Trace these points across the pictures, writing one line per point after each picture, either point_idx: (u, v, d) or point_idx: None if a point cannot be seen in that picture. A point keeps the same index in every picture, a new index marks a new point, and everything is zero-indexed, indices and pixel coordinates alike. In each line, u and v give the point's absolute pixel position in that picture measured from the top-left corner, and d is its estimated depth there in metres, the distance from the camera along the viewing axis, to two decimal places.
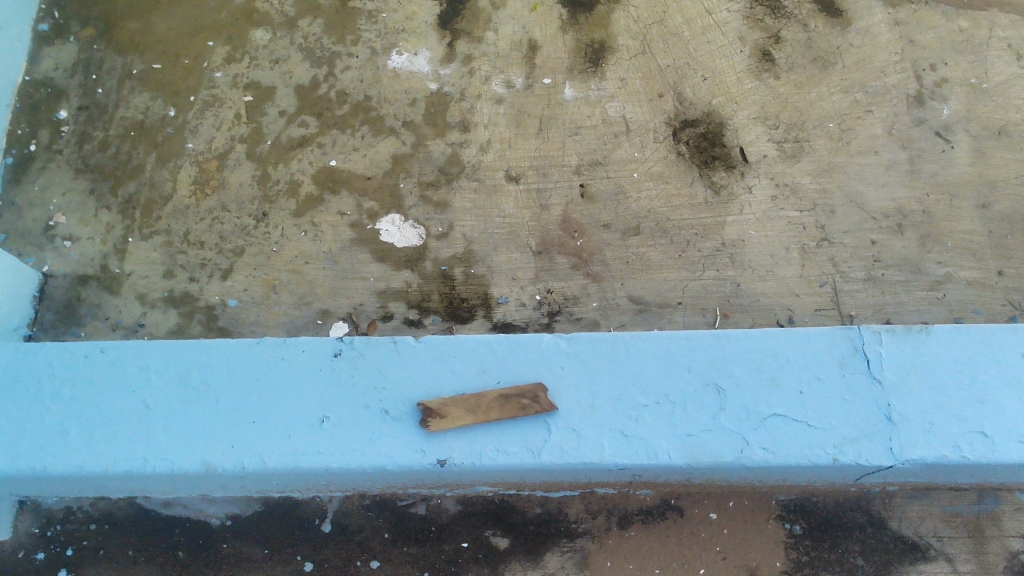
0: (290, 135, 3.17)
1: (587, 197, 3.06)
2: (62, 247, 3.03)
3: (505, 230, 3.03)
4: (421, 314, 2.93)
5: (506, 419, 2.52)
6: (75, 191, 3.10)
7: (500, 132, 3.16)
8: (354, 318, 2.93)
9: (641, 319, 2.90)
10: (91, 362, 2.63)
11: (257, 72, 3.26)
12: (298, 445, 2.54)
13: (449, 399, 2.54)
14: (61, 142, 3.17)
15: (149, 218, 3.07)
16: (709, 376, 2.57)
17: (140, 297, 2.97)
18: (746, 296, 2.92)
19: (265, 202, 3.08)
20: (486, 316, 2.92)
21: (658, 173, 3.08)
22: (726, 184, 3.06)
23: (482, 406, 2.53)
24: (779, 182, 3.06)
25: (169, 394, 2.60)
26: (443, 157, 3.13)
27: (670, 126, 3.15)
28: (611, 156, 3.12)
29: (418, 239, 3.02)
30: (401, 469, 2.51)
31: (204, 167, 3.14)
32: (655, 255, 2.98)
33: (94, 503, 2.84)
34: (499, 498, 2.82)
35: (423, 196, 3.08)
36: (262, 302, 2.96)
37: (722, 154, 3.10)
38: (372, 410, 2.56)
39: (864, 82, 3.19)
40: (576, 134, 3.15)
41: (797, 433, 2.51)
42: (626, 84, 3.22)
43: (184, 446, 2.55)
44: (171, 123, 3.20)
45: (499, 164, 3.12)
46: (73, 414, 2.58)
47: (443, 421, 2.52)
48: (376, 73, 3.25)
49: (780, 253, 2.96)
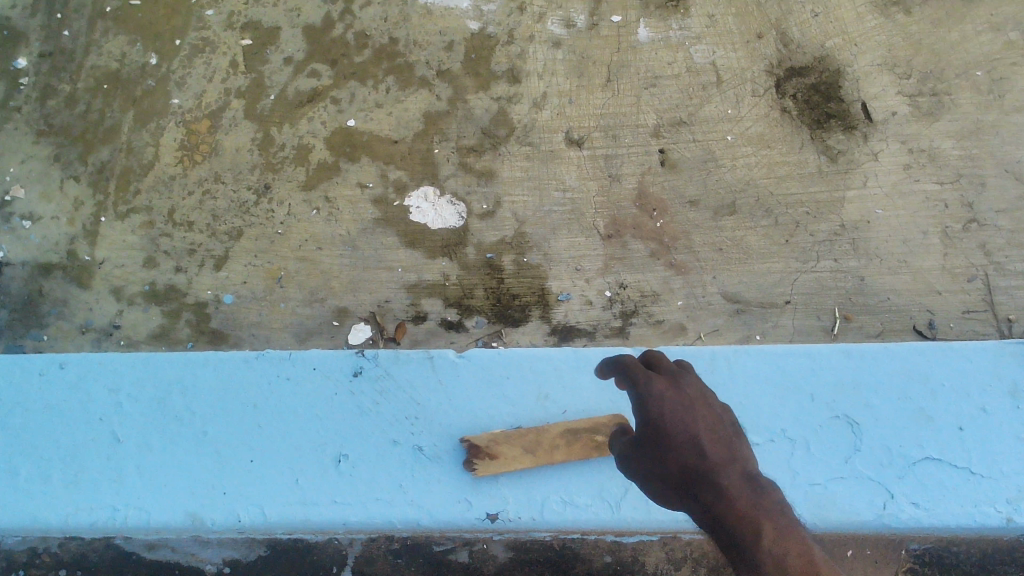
0: (298, 89, 2.55)
1: (668, 165, 2.44)
2: (21, 228, 2.47)
3: (566, 208, 2.42)
4: (462, 314, 2.36)
5: (576, 460, 1.93)
6: (36, 158, 2.53)
7: (558, 84, 2.52)
8: (379, 319, 2.38)
9: (739, 323, 2.32)
10: (46, 383, 2.08)
11: (257, 9, 2.61)
12: (309, 492, 1.99)
13: (501, 435, 1.95)
14: (19, 98, 2.57)
15: (125, 192, 2.49)
16: (840, 405, 1.97)
17: (116, 292, 2.42)
18: (872, 294, 2.32)
19: (267, 172, 2.49)
20: (542, 318, 2.35)
21: (757, 135, 2.45)
22: (845, 150, 2.42)
23: (544, 444, 1.93)
24: (912, 147, 2.41)
25: (145, 424, 2.04)
26: (487, 115, 2.50)
27: (772, 75, 2.49)
28: (697, 114, 2.48)
29: (457, 219, 2.43)
30: (441, 525, 1.96)
31: (191, 128, 2.54)
32: (756, 241, 2.37)
33: (63, 543, 2.25)
34: (560, 543, 2.22)
35: (463, 164, 2.47)
36: (265, 299, 2.40)
37: (838, 112, 2.45)
38: (402, 447, 1.99)
39: (1020, 18, 2.50)
40: (654, 86, 2.50)
41: (956, 484, 1.93)
42: (716, 20, 2.54)
43: (165, 493, 2.00)
44: (152, 74, 2.58)
45: (557, 124, 2.49)
46: (26, 451, 2.04)
47: (494, 464, 1.93)
48: (403, 10, 2.59)
49: (916, 238, 2.34)
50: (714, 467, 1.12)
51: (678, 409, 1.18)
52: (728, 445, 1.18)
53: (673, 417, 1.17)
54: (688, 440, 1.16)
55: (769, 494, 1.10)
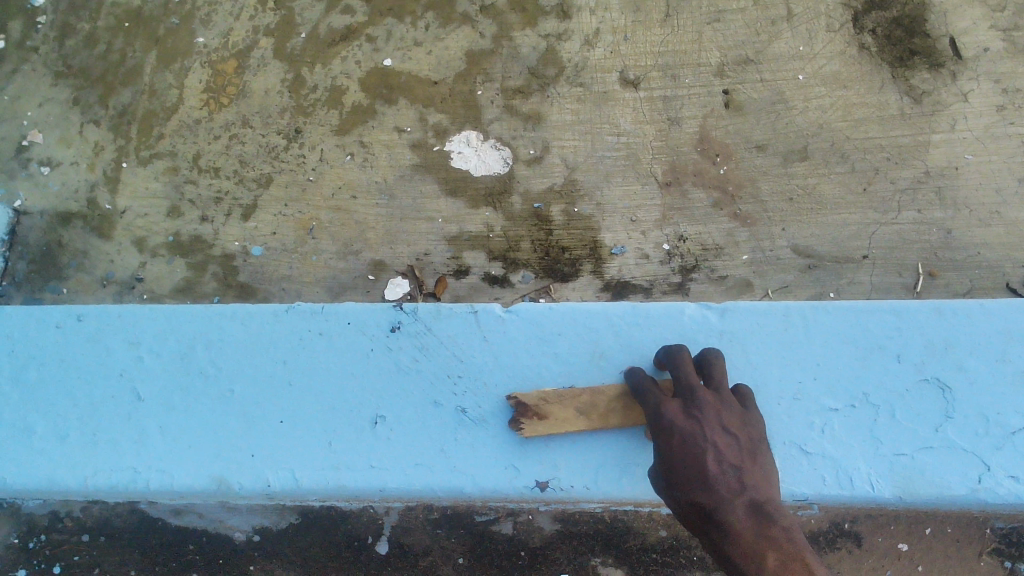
0: (331, 26, 2.36)
1: (733, 107, 2.22)
2: (39, 175, 2.33)
3: (620, 154, 2.22)
4: (507, 269, 2.18)
5: (633, 426, 1.76)
6: (55, 101, 2.38)
7: (613, 19, 2.31)
8: (417, 274, 2.20)
9: (811, 280, 2.11)
10: (63, 336, 1.94)
11: None
12: (343, 456, 1.83)
13: (552, 395, 1.79)
14: (37, 38, 2.42)
15: (148, 137, 2.34)
16: (929, 369, 1.78)
17: (138, 243, 2.27)
18: (960, 249, 2.10)
19: (298, 115, 2.32)
20: (594, 273, 2.16)
21: (832, 75, 2.23)
22: (930, 90, 2.19)
23: (599, 407, 1.76)
24: (1006, 86, 2.18)
25: (167, 381, 1.90)
26: (535, 53, 2.30)
27: (849, 9, 2.26)
28: (766, 51, 2.26)
29: (502, 165, 2.24)
30: (486, 493, 1.80)
31: (218, 69, 2.37)
32: (831, 190, 2.16)
33: (87, 508, 2.13)
34: (610, 516, 2.06)
35: (509, 107, 2.28)
36: (296, 251, 2.24)
37: (924, 48, 2.22)
38: (443, 408, 1.83)
39: None
40: (719, 21, 2.28)
41: None
42: None
43: (190, 455, 1.86)
44: (176, 11, 2.41)
45: (612, 63, 2.28)
46: (42, 408, 1.90)
47: (543, 425, 1.77)
48: None
49: (1009, 187, 2.12)
50: (720, 505, 1.36)
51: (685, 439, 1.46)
52: (734, 478, 1.40)
53: (685, 450, 1.44)
54: (696, 478, 1.40)
55: (770, 534, 1.33)
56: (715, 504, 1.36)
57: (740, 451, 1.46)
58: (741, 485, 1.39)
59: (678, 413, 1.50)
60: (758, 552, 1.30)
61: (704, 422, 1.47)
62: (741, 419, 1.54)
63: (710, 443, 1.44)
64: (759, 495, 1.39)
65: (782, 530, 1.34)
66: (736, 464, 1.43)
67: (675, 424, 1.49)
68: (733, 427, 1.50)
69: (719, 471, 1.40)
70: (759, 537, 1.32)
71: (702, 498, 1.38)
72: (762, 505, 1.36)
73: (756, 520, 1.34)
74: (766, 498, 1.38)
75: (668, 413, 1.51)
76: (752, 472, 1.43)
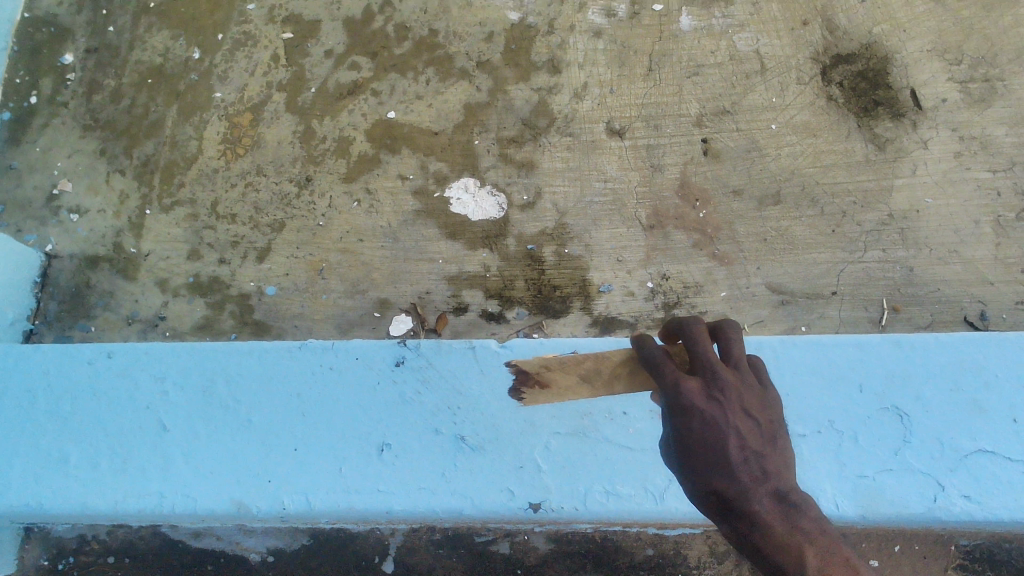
0: (339, 81, 2.55)
1: (711, 155, 2.40)
2: (68, 221, 2.51)
3: (607, 199, 2.40)
4: (502, 306, 2.35)
5: (643, 392, 1.54)
6: (83, 152, 2.56)
7: (599, 74, 2.50)
8: (419, 311, 2.38)
9: (784, 315, 2.29)
10: (94, 372, 2.11)
11: (298, 3, 2.62)
12: (353, 481, 1.99)
13: (555, 361, 1.63)
14: (66, 93, 2.61)
15: (169, 185, 2.52)
16: (889, 398, 1.94)
17: (161, 284, 2.45)
18: (922, 286, 2.27)
19: (308, 164, 2.50)
20: (583, 309, 2.33)
21: (802, 124, 2.41)
22: (893, 138, 2.37)
23: (604, 373, 1.55)
24: (963, 134, 2.36)
25: (191, 413, 2.07)
26: (528, 105, 2.49)
27: (818, 63, 2.45)
28: (741, 102, 2.44)
29: (498, 210, 2.42)
30: (484, 514, 1.95)
31: (234, 122, 2.56)
32: (801, 231, 2.33)
33: (113, 531, 2.29)
34: (601, 536, 2.21)
35: (504, 156, 2.46)
36: (307, 291, 2.42)
37: (887, 99, 2.40)
38: (444, 436, 2.00)
39: None
40: (697, 75, 2.47)
41: (1010, 476, 1.88)
42: (760, 8, 2.50)
43: (212, 480, 2.02)
44: (196, 68, 2.60)
45: (599, 114, 2.47)
46: (75, 439, 2.07)
47: (545, 394, 1.65)
48: (443, 2, 2.59)
49: (967, 228, 2.30)
50: (747, 498, 1.15)
51: (708, 421, 1.17)
52: (759, 464, 1.18)
53: (707, 436, 1.16)
54: (721, 468, 1.16)
55: (800, 527, 1.16)
56: (743, 498, 1.15)
57: (761, 432, 1.22)
58: (765, 472, 1.19)
59: (696, 389, 1.19)
60: (798, 552, 1.13)
61: (726, 403, 1.19)
62: (758, 391, 1.27)
63: (735, 428, 1.18)
64: (785, 481, 1.19)
65: (813, 522, 1.17)
66: (758, 448, 1.20)
67: (692, 404, 1.18)
68: (755, 404, 1.24)
69: (742, 458, 1.17)
70: (791, 531, 1.15)
71: (728, 491, 1.15)
72: (787, 493, 1.18)
73: (784, 512, 1.16)
74: (792, 484, 1.20)
75: (685, 390, 1.19)
76: (774, 454, 1.22)
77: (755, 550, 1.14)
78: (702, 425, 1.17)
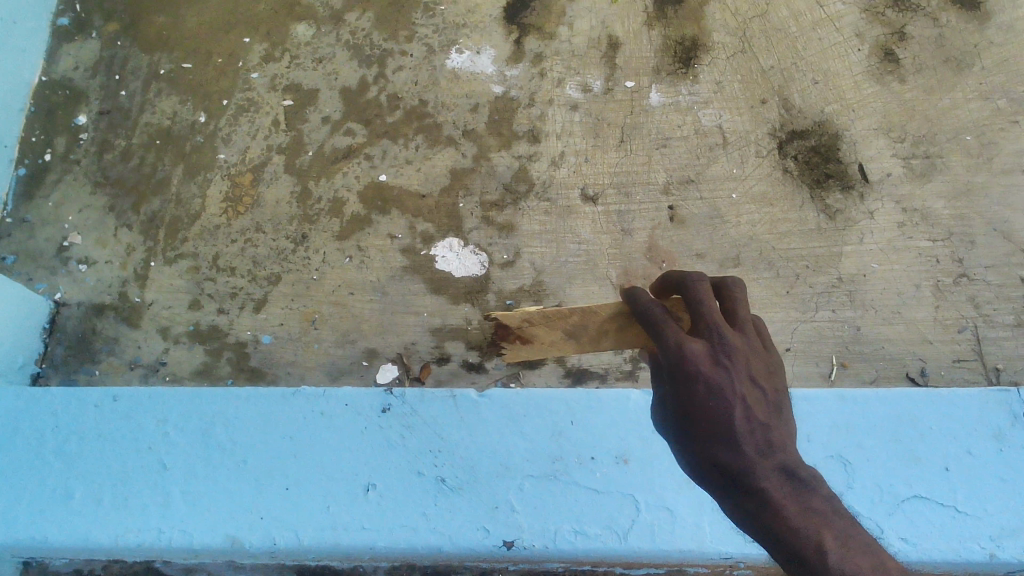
0: (335, 146, 2.75)
1: (677, 221, 2.61)
2: (77, 271, 2.68)
3: (581, 259, 2.60)
4: (482, 357, 2.53)
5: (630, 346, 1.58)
6: (93, 207, 2.74)
7: (575, 144, 2.71)
8: (405, 360, 2.55)
9: None
10: (100, 415, 2.27)
11: (298, 73, 2.84)
12: (339, 518, 2.13)
13: (537, 315, 1.63)
14: (79, 152, 2.80)
15: (173, 239, 2.70)
16: (833, 447, 2.12)
17: (162, 331, 2.61)
18: (868, 344, 2.47)
19: (304, 222, 2.69)
20: (558, 362, 2.51)
21: (760, 194, 2.62)
22: (842, 208, 2.59)
23: (590, 329, 1.59)
24: (907, 206, 2.59)
25: (190, 454, 2.22)
26: (509, 172, 2.69)
27: (775, 138, 2.68)
28: (705, 173, 2.66)
29: (480, 267, 2.61)
30: (461, 551, 2.09)
31: (236, 181, 2.75)
32: (759, 292, 2.53)
33: (107, 567, 2.40)
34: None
35: (486, 218, 2.66)
36: (300, 340, 2.59)
37: (837, 172, 2.63)
38: (425, 477, 2.16)
39: (1007, 87, 2.69)
40: (665, 147, 2.69)
41: (943, 520, 2.04)
42: (723, 87, 2.74)
43: (207, 516, 2.15)
44: (201, 130, 2.80)
45: (574, 181, 2.68)
46: (79, 476, 2.20)
47: (526, 349, 1.68)
48: (432, 75, 2.81)
49: (909, 291, 2.51)
50: (752, 471, 1.16)
51: (712, 388, 1.19)
52: (763, 434, 1.19)
53: (711, 402, 1.19)
54: (724, 436, 1.18)
55: (808, 505, 1.15)
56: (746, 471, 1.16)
57: (767, 403, 1.23)
58: (773, 445, 1.19)
59: (702, 352, 1.22)
60: (809, 532, 1.12)
61: (733, 370, 1.21)
62: (766, 358, 1.30)
63: (739, 395, 1.20)
64: (793, 458, 1.19)
65: (824, 501, 1.16)
66: (764, 419, 1.21)
67: (697, 368, 1.20)
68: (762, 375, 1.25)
69: (747, 429, 1.19)
70: (798, 507, 1.14)
71: (729, 463, 1.17)
72: (795, 467, 1.18)
73: (791, 489, 1.16)
74: (800, 459, 1.20)
75: (690, 354, 1.22)
76: (779, 425, 1.23)
77: (762, 526, 1.14)
78: (705, 390, 1.19)
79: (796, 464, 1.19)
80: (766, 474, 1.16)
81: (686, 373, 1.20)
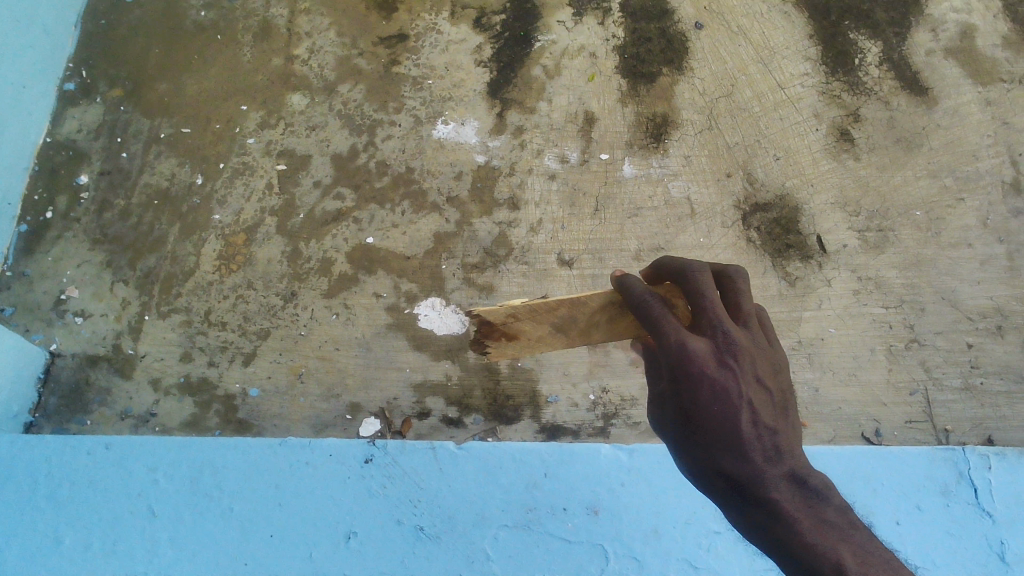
0: (325, 209, 2.91)
1: None
2: (73, 324, 2.79)
3: None
4: (461, 412, 2.66)
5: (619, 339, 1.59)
6: (91, 263, 2.86)
7: (552, 211, 2.88)
8: (387, 415, 2.67)
9: None
10: (92, 460, 2.30)
11: (292, 140, 3.00)
12: (322, 564, 2.21)
13: (524, 310, 1.58)
14: (79, 210, 2.93)
15: (167, 294, 2.82)
16: None
17: (154, 383, 2.72)
18: (825, 404, 2.63)
19: (294, 281, 2.82)
20: (533, 417, 2.64)
21: (726, 261, 2.79)
22: (802, 276, 2.77)
23: (579, 323, 1.58)
24: (861, 275, 2.77)
25: (180, 500, 2.27)
26: (489, 237, 2.85)
27: (739, 209, 2.85)
28: (674, 241, 2.83)
29: (460, 325, 2.75)
30: None
31: (229, 241, 2.88)
32: None
33: None
34: None
35: (467, 279, 2.81)
36: (287, 393, 2.70)
37: (797, 243, 2.80)
38: (405, 526, 2.25)
39: (954, 166, 2.91)
40: (637, 216, 2.86)
41: None
42: (691, 161, 2.93)
43: (196, 561, 2.19)
44: (198, 192, 2.94)
45: (551, 246, 2.84)
46: (69, 520, 2.21)
47: (512, 344, 1.64)
48: (419, 144, 2.98)
49: (864, 355, 2.68)
50: (762, 479, 1.21)
51: (717, 393, 1.23)
52: (768, 437, 1.24)
53: (718, 408, 1.22)
54: (732, 443, 1.21)
55: (817, 510, 1.21)
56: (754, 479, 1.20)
57: (772, 404, 1.28)
58: (778, 450, 1.24)
59: (707, 353, 1.25)
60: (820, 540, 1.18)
61: (738, 373, 1.25)
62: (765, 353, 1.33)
63: (745, 398, 1.24)
64: (796, 460, 1.24)
65: (833, 509, 1.23)
66: (768, 421, 1.25)
67: (702, 371, 1.23)
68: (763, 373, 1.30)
69: (754, 434, 1.23)
70: (804, 512, 1.21)
71: (737, 470, 1.21)
72: (801, 472, 1.23)
73: (798, 494, 1.22)
74: (804, 463, 1.25)
75: (696, 356, 1.24)
76: (782, 425, 1.27)
77: (773, 535, 1.20)
78: (712, 395, 1.23)
79: (800, 466, 1.24)
80: (773, 480, 1.21)
81: (693, 378, 1.23)
